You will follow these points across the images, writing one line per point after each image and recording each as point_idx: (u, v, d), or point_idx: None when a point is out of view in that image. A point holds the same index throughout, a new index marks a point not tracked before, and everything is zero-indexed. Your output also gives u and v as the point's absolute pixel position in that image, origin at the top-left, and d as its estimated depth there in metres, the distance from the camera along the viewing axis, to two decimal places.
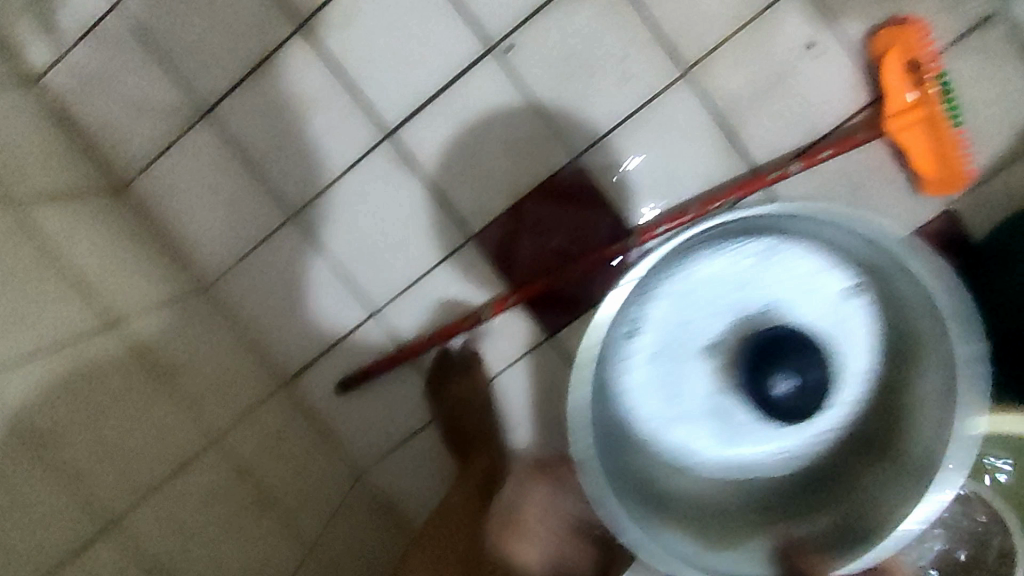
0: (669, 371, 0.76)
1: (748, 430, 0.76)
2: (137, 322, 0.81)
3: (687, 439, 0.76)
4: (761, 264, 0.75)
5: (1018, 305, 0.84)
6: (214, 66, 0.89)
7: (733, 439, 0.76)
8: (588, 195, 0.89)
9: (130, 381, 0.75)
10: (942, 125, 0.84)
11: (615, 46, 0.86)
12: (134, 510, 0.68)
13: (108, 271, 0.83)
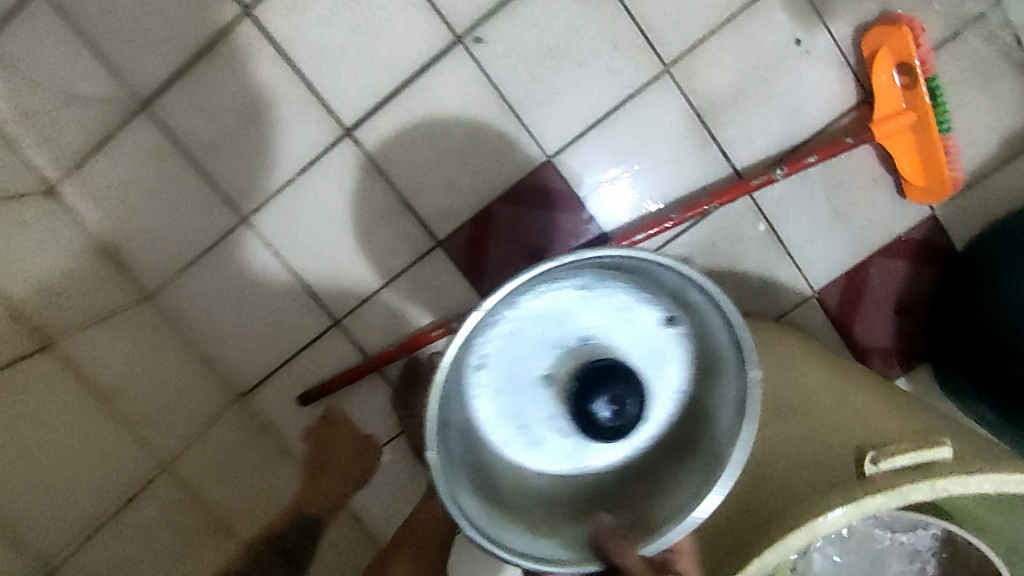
0: (511, 403, 0.71)
1: (590, 447, 0.73)
2: (72, 342, 0.78)
3: (530, 455, 0.73)
4: (581, 297, 0.70)
5: (980, 317, 0.84)
6: (153, 54, 0.89)
7: (574, 452, 0.73)
8: (562, 195, 0.91)
9: (70, 407, 0.74)
10: (930, 131, 0.82)
11: (593, 41, 0.87)
12: (74, 554, 0.67)
13: (43, 271, 0.79)
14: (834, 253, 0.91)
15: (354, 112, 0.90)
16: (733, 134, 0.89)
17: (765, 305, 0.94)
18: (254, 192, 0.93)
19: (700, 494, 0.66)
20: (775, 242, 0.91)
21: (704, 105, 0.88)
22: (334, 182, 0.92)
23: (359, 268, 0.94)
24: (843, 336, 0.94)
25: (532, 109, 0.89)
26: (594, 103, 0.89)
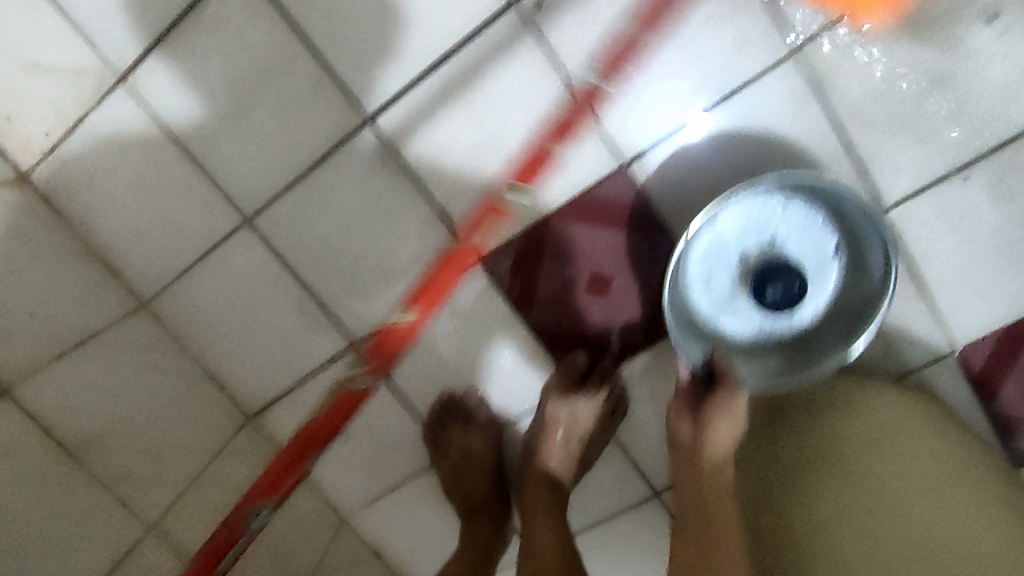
0: (706, 259, 0.70)
1: (742, 319, 0.72)
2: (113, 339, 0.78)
3: (695, 304, 0.72)
4: (789, 202, 0.68)
5: None
6: (129, 11, 0.69)
7: (729, 322, 0.72)
8: (642, 215, 0.71)
9: (146, 383, 0.79)
10: None
11: (695, 16, 0.64)
12: (174, 505, 0.77)
13: (11, 294, 0.69)
14: (992, 301, 0.70)
15: (377, 94, 0.70)
16: (876, 144, 0.66)
17: (888, 359, 0.76)
18: (259, 190, 0.76)
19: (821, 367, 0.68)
20: (909, 282, 0.71)
21: (840, 101, 0.65)
22: (352, 182, 0.74)
23: (386, 285, 0.78)
24: (982, 400, 0.74)
25: (607, 96, 0.68)
26: (691, 96, 0.67)
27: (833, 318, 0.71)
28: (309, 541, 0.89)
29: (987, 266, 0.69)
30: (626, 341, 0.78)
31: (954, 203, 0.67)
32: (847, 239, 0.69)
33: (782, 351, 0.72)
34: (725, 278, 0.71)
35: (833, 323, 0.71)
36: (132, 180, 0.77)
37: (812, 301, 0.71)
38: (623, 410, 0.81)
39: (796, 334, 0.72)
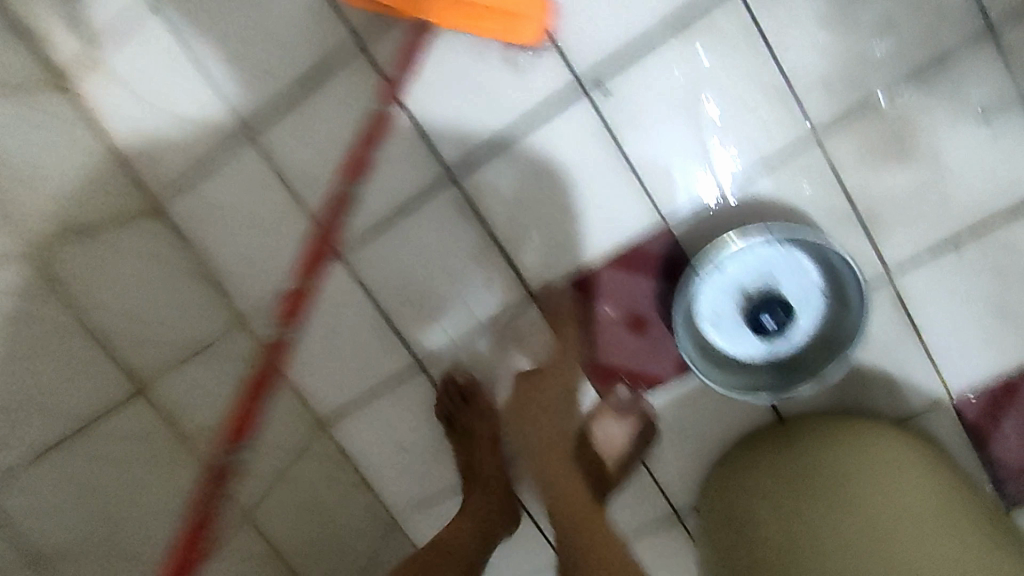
0: (716, 293, 0.80)
1: (744, 344, 0.82)
2: (219, 346, 0.90)
3: (706, 330, 0.82)
4: (786, 250, 0.78)
5: None
6: (262, 78, 0.84)
7: (735, 345, 0.82)
8: (678, 265, 0.83)
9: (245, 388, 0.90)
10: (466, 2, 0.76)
11: (733, 103, 0.77)
12: (264, 496, 0.87)
13: (139, 304, 0.82)
14: (983, 357, 0.81)
15: (461, 155, 0.84)
16: (886, 219, 0.78)
17: (892, 405, 0.86)
18: (353, 228, 0.89)
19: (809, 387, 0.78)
20: (912, 336, 0.82)
21: (854, 181, 0.77)
22: (432, 225, 0.87)
23: (453, 312, 0.91)
24: (976, 446, 0.84)
25: (653, 167, 0.81)
26: (725, 168, 0.79)
27: (822, 341, 0.81)
28: (364, 539, 0.99)
29: (979, 327, 0.80)
30: (658, 374, 0.89)
31: (953, 270, 0.78)
32: (832, 281, 0.79)
33: (776, 371, 0.82)
34: (732, 310, 0.80)
35: (821, 348, 0.81)
36: (247, 213, 0.90)
37: (800, 329, 0.81)
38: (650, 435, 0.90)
39: (791, 356, 0.82)
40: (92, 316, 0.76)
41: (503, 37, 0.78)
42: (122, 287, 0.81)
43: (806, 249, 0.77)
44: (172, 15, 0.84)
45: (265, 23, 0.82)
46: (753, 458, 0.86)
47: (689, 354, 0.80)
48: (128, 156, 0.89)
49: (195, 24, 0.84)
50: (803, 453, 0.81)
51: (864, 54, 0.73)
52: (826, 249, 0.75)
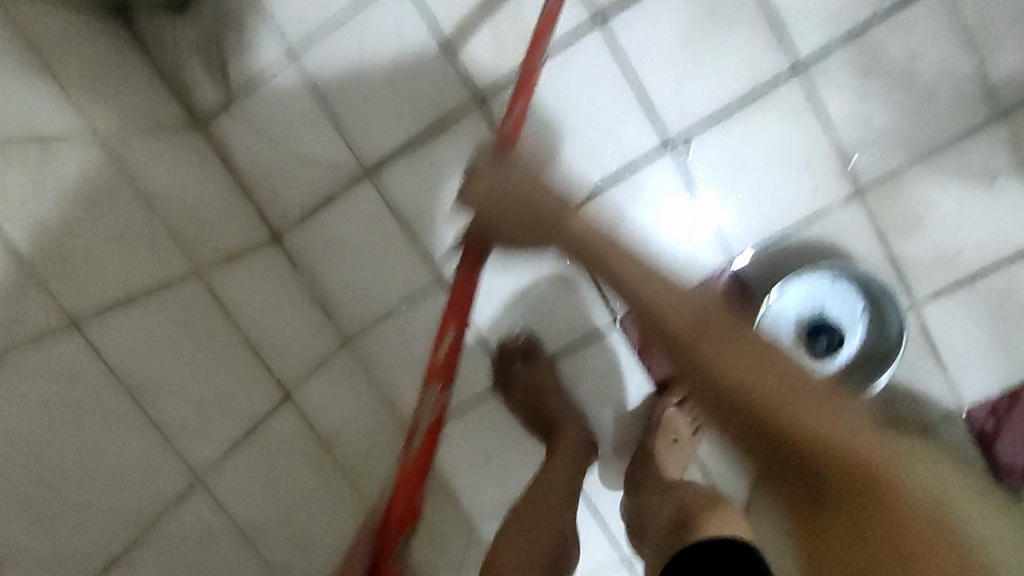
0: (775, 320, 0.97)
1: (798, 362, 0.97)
2: (333, 365, 1.00)
3: None
4: (832, 285, 0.94)
5: None
6: (386, 128, 0.97)
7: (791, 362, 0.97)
8: (741, 295, 0.99)
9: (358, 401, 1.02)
10: None
11: (793, 160, 0.93)
12: None
13: (272, 323, 0.93)
14: (991, 374, 0.98)
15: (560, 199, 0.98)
16: (913, 260, 0.95)
17: (914, 415, 1.02)
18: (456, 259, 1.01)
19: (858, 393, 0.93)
20: (932, 357, 0.99)
21: (889, 229, 0.94)
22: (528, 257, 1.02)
23: (540, 332, 1.05)
24: (985, 451, 1.01)
25: (725, 212, 0.96)
26: (785, 213, 0.95)
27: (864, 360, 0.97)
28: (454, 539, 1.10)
29: (987, 348, 0.97)
30: None
31: (966, 303, 0.96)
32: (870, 309, 0.95)
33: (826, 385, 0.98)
34: (787, 333, 0.97)
35: (863, 365, 0.97)
36: (359, 245, 1.01)
37: (844, 349, 0.97)
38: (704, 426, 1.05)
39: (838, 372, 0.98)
40: (247, 330, 0.88)
41: None
42: (258, 312, 0.92)
43: (848, 285, 0.94)
44: (305, 69, 0.96)
45: (392, 80, 0.95)
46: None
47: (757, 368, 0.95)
48: (253, 190, 1.01)
49: (327, 78, 0.96)
50: None
51: (898, 129, 0.90)
52: (866, 283, 0.92)
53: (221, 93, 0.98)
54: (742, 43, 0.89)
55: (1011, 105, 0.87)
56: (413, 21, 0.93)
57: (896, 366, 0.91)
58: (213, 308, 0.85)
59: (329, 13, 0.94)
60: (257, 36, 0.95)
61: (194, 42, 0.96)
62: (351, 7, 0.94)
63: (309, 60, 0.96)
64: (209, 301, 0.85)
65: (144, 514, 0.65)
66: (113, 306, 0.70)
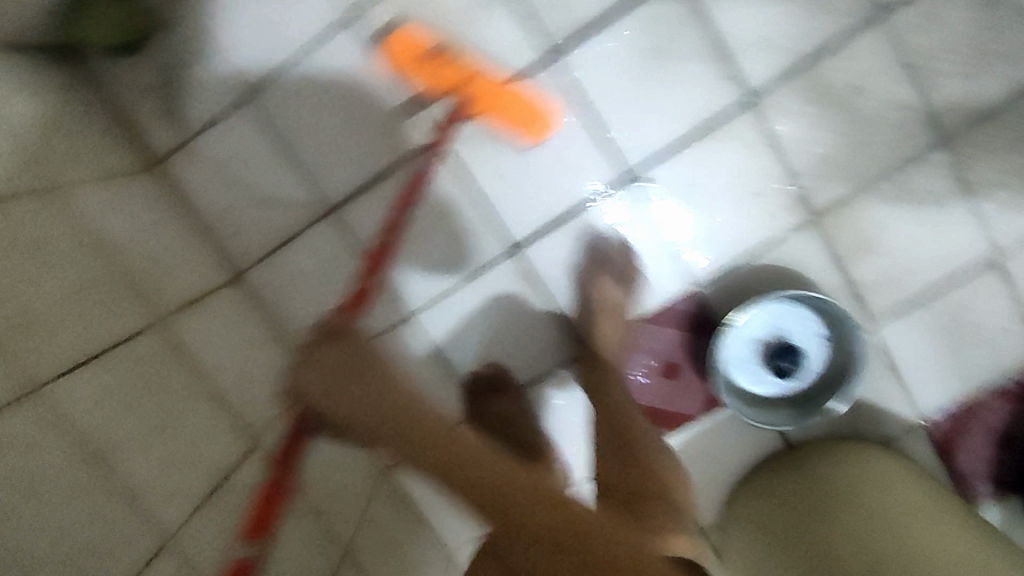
0: (738, 342, 0.98)
1: (763, 383, 0.99)
2: None
3: (733, 372, 0.99)
4: (792, 307, 0.95)
5: None
6: (346, 166, 0.97)
7: (756, 383, 0.99)
8: (704, 320, 1.01)
9: None
10: (482, 99, 0.93)
11: (746, 188, 0.96)
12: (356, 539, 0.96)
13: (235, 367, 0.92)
14: (946, 387, 1.01)
15: (522, 231, 0.99)
16: (867, 281, 0.98)
17: (877, 429, 1.05)
18: (422, 292, 1.02)
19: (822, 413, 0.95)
20: (890, 373, 1.02)
21: (843, 251, 0.97)
22: (494, 290, 1.02)
23: (510, 362, 1.06)
24: (943, 460, 1.05)
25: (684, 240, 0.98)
26: (742, 240, 0.97)
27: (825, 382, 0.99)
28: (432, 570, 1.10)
29: (941, 362, 1.00)
30: (688, 412, 1.04)
31: (919, 319, 0.99)
32: (830, 329, 0.97)
33: (790, 404, 1.00)
34: (752, 355, 0.98)
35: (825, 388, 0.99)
36: (325, 281, 1.01)
37: (807, 368, 0.98)
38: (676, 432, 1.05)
39: (801, 392, 0.99)
40: (214, 376, 0.88)
41: (516, 131, 0.95)
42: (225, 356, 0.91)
43: (809, 306, 0.95)
44: (266, 108, 0.95)
45: (351, 119, 0.96)
46: (772, 480, 1.01)
47: (723, 391, 0.96)
48: (214, 229, 0.99)
49: (288, 116, 0.95)
50: (820, 468, 0.98)
51: (847, 156, 0.94)
52: (826, 305, 0.93)
53: (177, 133, 0.96)
54: (695, 77, 0.92)
55: (951, 133, 0.92)
56: (369, 60, 0.93)
57: (855, 388, 0.92)
58: (171, 357, 0.83)
59: (288, 51, 0.93)
60: (213, 74, 0.94)
61: (148, 83, 0.95)
62: (306, 45, 0.93)
63: (269, 99, 0.95)
64: (167, 349, 0.83)
65: (125, 574, 0.64)
66: (73, 367, 0.68)
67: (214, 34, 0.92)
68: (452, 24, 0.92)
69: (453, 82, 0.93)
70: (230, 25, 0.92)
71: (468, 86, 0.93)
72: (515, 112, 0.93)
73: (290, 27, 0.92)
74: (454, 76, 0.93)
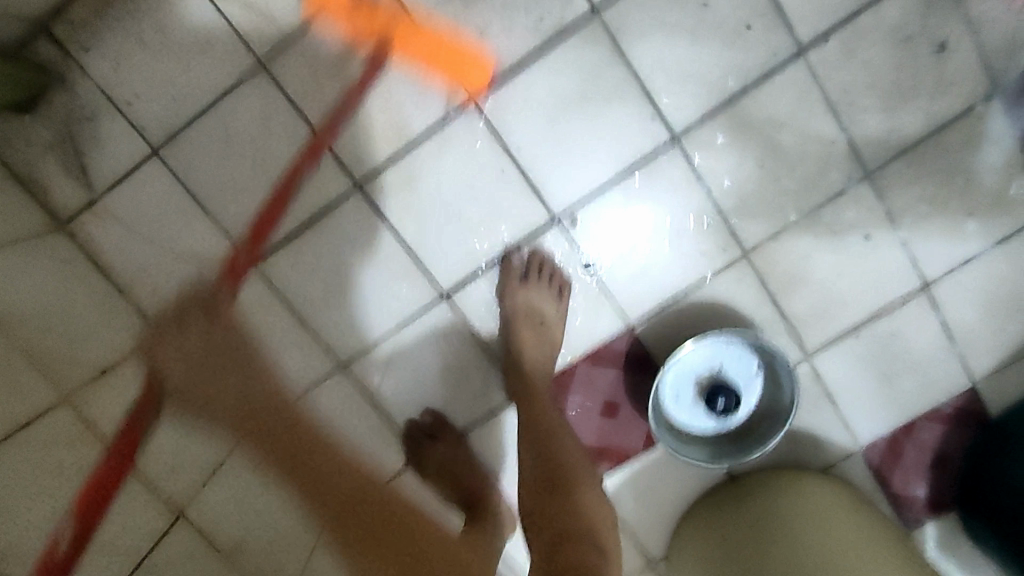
0: (676, 381, 0.97)
1: (702, 421, 0.98)
2: None
3: (672, 411, 0.98)
4: (727, 344, 0.95)
5: (994, 479, 0.99)
6: None
7: (693, 421, 0.98)
8: (640, 358, 0.99)
9: None
10: (412, 34, 0.90)
11: (674, 226, 0.95)
12: None
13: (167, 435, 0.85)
14: (879, 411, 1.03)
15: (452, 278, 0.97)
16: (800, 313, 0.99)
17: (818, 457, 1.06)
18: (353, 343, 0.99)
19: (759, 450, 0.95)
20: (826, 400, 1.03)
21: (775, 285, 0.97)
22: (428, 338, 0.99)
23: (449, 409, 1.03)
24: (882, 484, 1.06)
25: (616, 280, 0.97)
26: (674, 279, 0.97)
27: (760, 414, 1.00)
28: None
29: (873, 387, 1.02)
30: (631, 449, 1.04)
31: (851, 347, 1.00)
32: (765, 364, 0.97)
33: (729, 439, 1.00)
34: (689, 393, 0.97)
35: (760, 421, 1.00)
36: None
37: (745, 403, 0.98)
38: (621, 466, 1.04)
39: (739, 427, 1.00)
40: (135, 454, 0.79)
41: (448, 81, 0.90)
42: None
43: (744, 343, 0.95)
44: (175, 163, 0.91)
45: (267, 171, 0.92)
46: (713, 513, 1.01)
47: (661, 431, 0.96)
48: (128, 289, 0.94)
49: (198, 170, 0.91)
50: (758, 500, 0.98)
51: (776, 193, 0.94)
52: (758, 343, 0.93)
53: (82, 193, 0.92)
54: (621, 119, 0.91)
55: (874, 168, 0.93)
56: (282, 109, 0.90)
57: (790, 424, 0.93)
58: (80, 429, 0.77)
59: (192, 102, 0.89)
60: (119, 129, 0.90)
61: (47, 141, 0.90)
62: (217, 98, 0.89)
63: (175, 153, 0.91)
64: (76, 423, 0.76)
65: None
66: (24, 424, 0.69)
67: (116, 88, 0.88)
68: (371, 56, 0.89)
69: (382, 20, 0.89)
70: (131, 77, 0.88)
71: (399, 17, 0.89)
72: (444, 52, 0.90)
73: (194, 78, 0.88)
74: (376, 22, 0.89)
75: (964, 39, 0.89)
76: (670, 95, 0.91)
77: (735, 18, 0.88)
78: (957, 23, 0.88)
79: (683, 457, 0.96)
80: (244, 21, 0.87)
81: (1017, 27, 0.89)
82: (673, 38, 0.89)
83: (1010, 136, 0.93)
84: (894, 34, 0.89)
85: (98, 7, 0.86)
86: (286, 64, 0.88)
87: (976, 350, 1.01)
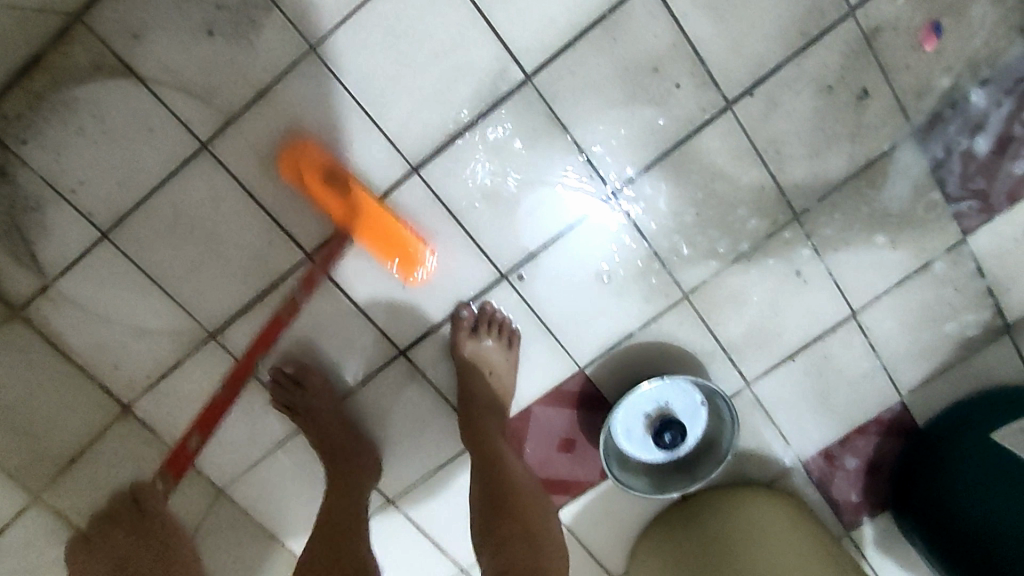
0: (626, 423, 1.03)
1: (652, 453, 1.06)
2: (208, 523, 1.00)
3: (625, 448, 1.05)
4: (672, 385, 1.01)
5: (920, 482, 1.08)
6: (220, 292, 0.95)
7: (644, 454, 1.06)
8: (591, 397, 1.06)
9: (241, 547, 1.04)
10: None
11: (617, 275, 1.00)
12: None
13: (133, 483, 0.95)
14: (818, 425, 1.11)
15: (407, 335, 1.01)
16: (740, 342, 1.05)
17: (761, 470, 1.14)
18: None
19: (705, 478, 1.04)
20: (768, 421, 1.10)
21: (716, 319, 1.03)
22: (390, 390, 1.04)
23: (410, 456, 1.08)
24: (822, 490, 1.14)
25: (564, 328, 1.02)
26: (619, 322, 1.02)
27: (706, 441, 1.07)
28: None
29: (813, 403, 1.09)
30: (588, 479, 1.10)
31: (790, 370, 1.07)
32: (708, 397, 1.04)
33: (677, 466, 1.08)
34: (641, 429, 1.04)
35: (707, 448, 1.07)
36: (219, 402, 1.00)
37: (691, 434, 1.05)
38: (581, 494, 1.11)
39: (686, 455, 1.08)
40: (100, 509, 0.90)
41: None
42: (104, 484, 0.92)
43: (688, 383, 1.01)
44: (124, 246, 0.92)
45: (219, 247, 0.93)
46: (665, 529, 1.10)
47: (614, 467, 1.03)
48: (91, 368, 0.96)
49: (148, 251, 0.93)
50: (700, 507, 1.09)
51: (710, 237, 0.99)
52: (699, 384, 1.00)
53: (34, 279, 0.92)
54: (560, 176, 0.95)
55: (802, 209, 0.99)
56: (228, 187, 0.91)
57: (729, 456, 1.01)
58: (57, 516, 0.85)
59: (138, 186, 0.90)
60: (65, 216, 0.90)
61: None
62: (161, 180, 0.90)
63: (125, 235, 0.92)
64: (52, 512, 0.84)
65: None
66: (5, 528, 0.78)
67: (59, 177, 0.89)
68: (309, 132, 0.90)
69: None
70: (73, 166, 0.88)
71: None
72: None
73: (138, 163, 0.89)
74: None
75: (881, 85, 0.94)
76: (608, 150, 0.94)
77: (667, 75, 0.91)
78: (874, 71, 0.93)
79: (635, 487, 1.04)
80: (183, 107, 0.87)
81: (928, 71, 0.94)
82: (607, 95, 0.91)
83: (925, 169, 0.99)
84: (816, 84, 0.93)
85: (33, 100, 0.86)
86: (228, 145, 0.89)
87: (903, 365, 1.09)
